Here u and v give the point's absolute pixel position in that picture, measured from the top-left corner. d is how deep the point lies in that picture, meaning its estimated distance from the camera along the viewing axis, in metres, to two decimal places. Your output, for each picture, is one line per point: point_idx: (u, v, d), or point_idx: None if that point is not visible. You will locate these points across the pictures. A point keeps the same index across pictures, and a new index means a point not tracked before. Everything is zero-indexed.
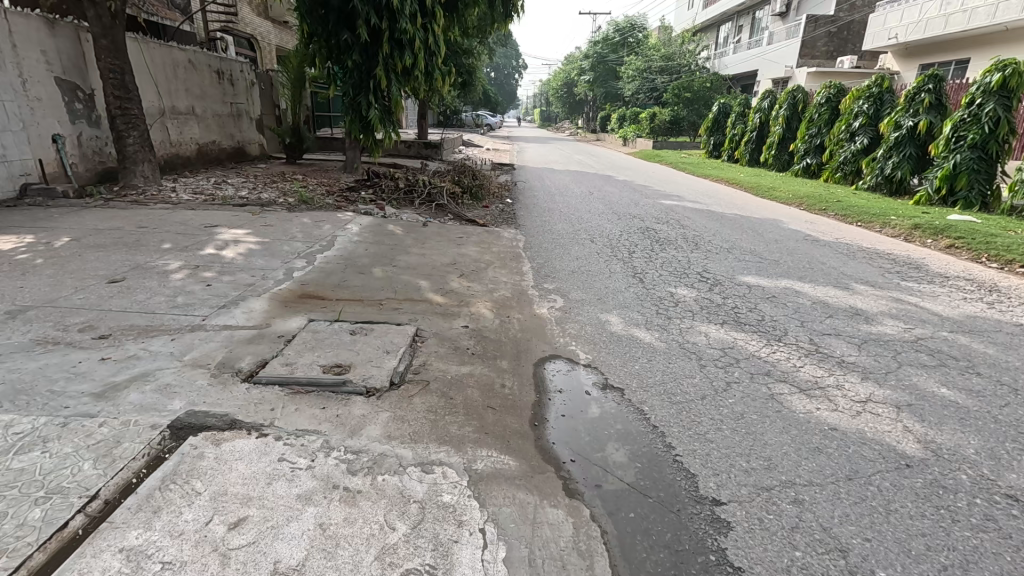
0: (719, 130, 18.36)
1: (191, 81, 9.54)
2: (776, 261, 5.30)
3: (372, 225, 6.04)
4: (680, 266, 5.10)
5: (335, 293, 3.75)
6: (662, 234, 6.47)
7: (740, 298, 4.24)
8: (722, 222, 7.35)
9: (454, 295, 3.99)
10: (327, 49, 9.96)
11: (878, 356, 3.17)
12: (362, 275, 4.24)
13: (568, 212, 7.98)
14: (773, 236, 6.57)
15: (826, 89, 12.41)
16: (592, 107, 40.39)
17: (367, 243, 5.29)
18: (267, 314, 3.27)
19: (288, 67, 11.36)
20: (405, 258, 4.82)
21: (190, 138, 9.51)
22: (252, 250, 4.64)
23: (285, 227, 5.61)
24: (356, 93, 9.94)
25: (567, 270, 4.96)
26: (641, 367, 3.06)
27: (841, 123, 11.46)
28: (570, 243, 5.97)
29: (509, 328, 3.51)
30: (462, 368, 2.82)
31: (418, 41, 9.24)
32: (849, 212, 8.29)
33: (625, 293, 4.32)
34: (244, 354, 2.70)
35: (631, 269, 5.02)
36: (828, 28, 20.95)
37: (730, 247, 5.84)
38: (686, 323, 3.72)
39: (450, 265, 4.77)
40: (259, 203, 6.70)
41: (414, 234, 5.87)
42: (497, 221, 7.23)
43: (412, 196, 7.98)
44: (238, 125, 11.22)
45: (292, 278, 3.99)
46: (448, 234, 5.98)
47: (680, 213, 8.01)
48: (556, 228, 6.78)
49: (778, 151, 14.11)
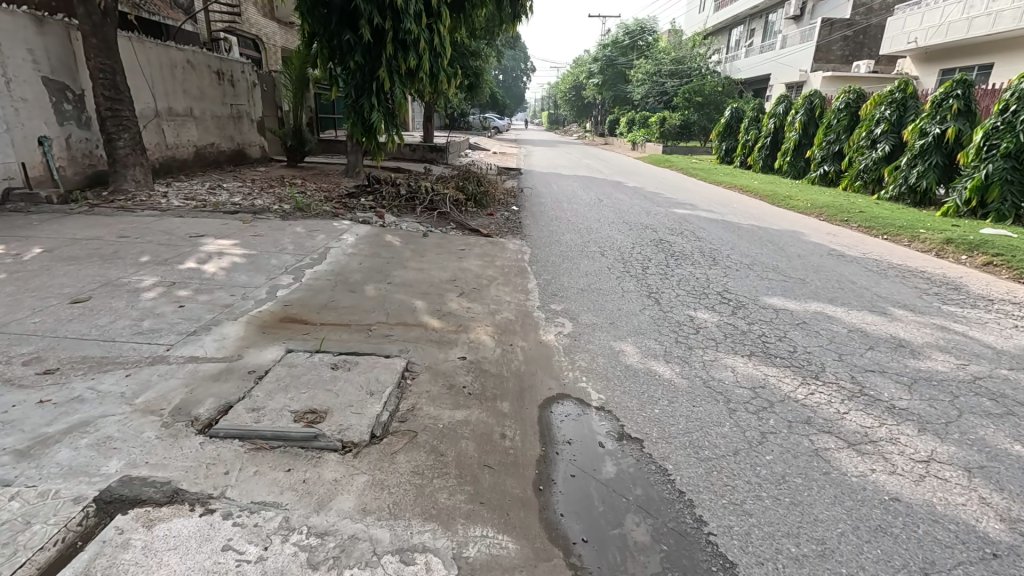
0: (731, 134, 17.91)
1: (189, 81, 9.26)
2: (803, 280, 4.89)
3: (369, 236, 5.70)
4: (699, 285, 4.71)
5: (319, 316, 3.40)
6: (677, 248, 6.08)
7: (766, 324, 3.85)
8: (739, 234, 6.95)
9: (452, 318, 3.62)
10: (328, 50, 9.66)
11: (934, 401, 2.77)
12: (352, 293, 3.89)
13: (577, 221, 7.60)
14: (796, 250, 6.15)
15: (845, 94, 11.98)
16: (601, 110, 40.00)
17: (362, 255, 4.95)
18: (241, 342, 2.92)
19: (291, 68, 11.09)
20: (401, 274, 4.46)
21: (187, 140, 9.25)
22: (236, 264, 4.30)
23: (275, 237, 5.28)
24: (359, 94, 9.57)
25: (577, 288, 4.58)
26: (662, 411, 2.67)
27: (862, 129, 11.02)
28: (579, 256, 5.60)
29: (512, 359, 3.13)
30: (456, 414, 2.45)
31: (422, 42, 8.93)
32: (873, 224, 7.86)
33: (640, 317, 3.93)
34: (204, 396, 2.34)
35: (646, 288, 4.64)
36: (844, 31, 20.47)
37: (750, 263, 5.45)
38: (711, 355, 3.33)
39: (449, 282, 4.41)
40: (251, 210, 6.38)
41: (413, 245, 5.52)
42: (502, 231, 6.86)
43: (414, 203, 7.63)
44: (238, 127, 10.96)
45: (275, 298, 3.64)
46: (449, 246, 5.62)
47: (695, 223, 7.61)
48: (564, 240, 6.41)
49: (794, 157, 13.66)
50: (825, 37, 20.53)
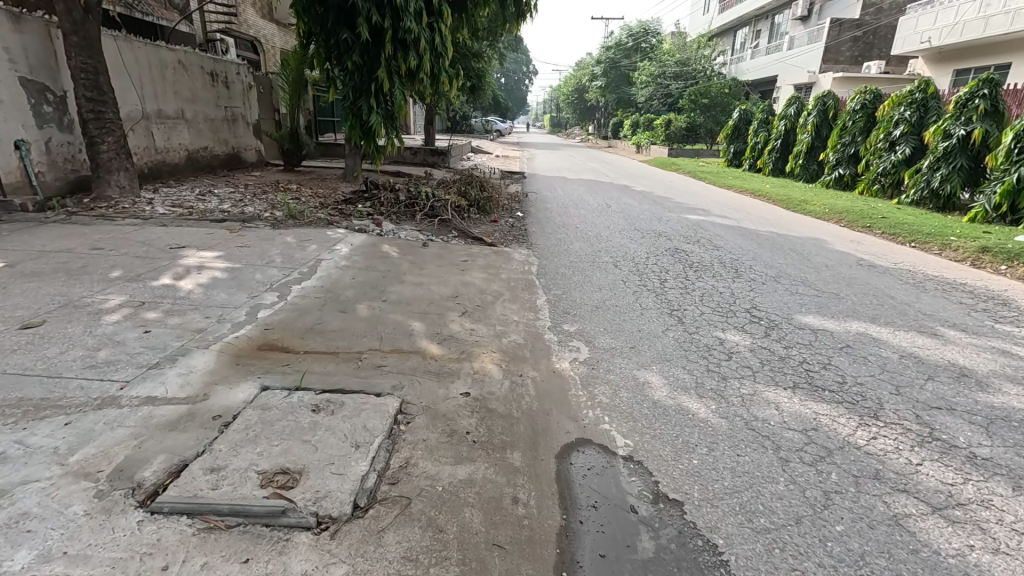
0: (739, 137, 17.49)
1: (181, 83, 8.92)
2: (837, 295, 4.47)
3: (364, 246, 5.31)
4: (723, 301, 4.30)
5: (303, 344, 2.99)
6: (695, 258, 5.67)
7: (805, 347, 3.44)
8: (760, 242, 6.55)
9: (453, 344, 3.21)
10: (325, 50, 9.30)
11: (1021, 450, 2.35)
12: (342, 314, 3.48)
13: (586, 229, 7.21)
14: (822, 260, 5.74)
15: (861, 94, 11.58)
16: (603, 112, 39.57)
17: (356, 268, 4.55)
18: (209, 378, 2.52)
19: (287, 69, 10.75)
20: (398, 290, 4.07)
21: (178, 144, 8.91)
22: (216, 280, 3.91)
23: (263, 249, 4.89)
24: (356, 96, 9.25)
25: (591, 304, 4.18)
26: (703, 462, 2.26)
27: (879, 131, 10.62)
28: (591, 268, 5.20)
29: (522, 394, 2.73)
30: (457, 471, 2.04)
31: (423, 41, 8.56)
32: (899, 230, 7.44)
33: (664, 340, 3.53)
34: (152, 453, 1.93)
35: (666, 304, 4.23)
36: (853, 32, 20.07)
37: (776, 275, 5.05)
38: (749, 386, 2.91)
39: (450, 300, 4.01)
40: (240, 217, 5.98)
41: (411, 255, 5.13)
42: (507, 239, 6.46)
43: (413, 210, 7.24)
44: (233, 130, 10.61)
45: (255, 322, 3.24)
46: (451, 257, 5.22)
47: (710, 230, 7.21)
48: (573, 249, 6.01)
49: (806, 160, 13.25)
50: (834, 38, 20.13)
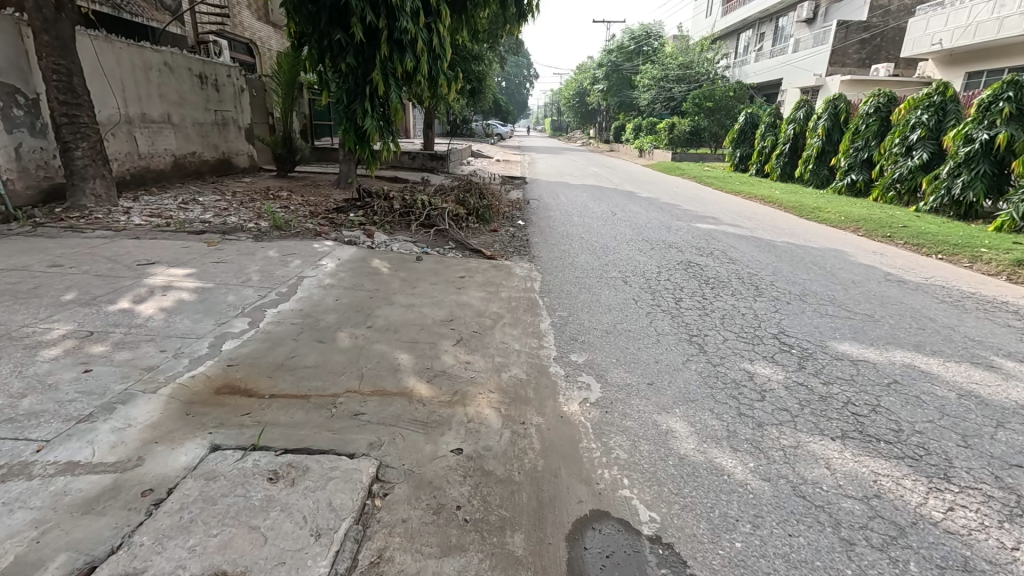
0: (745, 141, 17.09)
1: (167, 85, 8.55)
2: (873, 317, 4.04)
3: (353, 261, 4.90)
4: (746, 325, 3.89)
5: (270, 386, 2.57)
6: (711, 273, 5.25)
7: (846, 383, 3.01)
8: (778, 254, 6.13)
9: (446, 382, 2.79)
10: (318, 51, 8.89)
11: None
12: (320, 345, 3.07)
13: (592, 239, 6.80)
14: (847, 275, 5.31)
15: (874, 98, 11.20)
16: (605, 115, 39.27)
17: (342, 287, 4.14)
18: (148, 435, 2.09)
19: (280, 72, 10.37)
20: (385, 313, 3.65)
21: (164, 149, 8.53)
22: (182, 303, 3.49)
23: (241, 264, 4.48)
24: (350, 99, 8.82)
25: (601, 329, 3.76)
26: (750, 547, 1.82)
27: (894, 135, 10.22)
28: (600, 285, 4.79)
29: (524, 449, 2.31)
30: (443, 568, 1.62)
31: (420, 42, 8.18)
32: (922, 240, 7.03)
33: (686, 374, 3.11)
34: (51, 552, 1.51)
35: (685, 328, 3.81)
36: (861, 35, 19.71)
37: (800, 293, 4.62)
38: (790, 437, 2.48)
39: (444, 325, 3.59)
40: (220, 228, 5.57)
41: (404, 271, 4.72)
42: (507, 251, 6.05)
43: (408, 219, 6.83)
44: (223, 135, 10.23)
45: (218, 356, 2.82)
46: (446, 272, 4.81)
47: (723, 241, 6.79)
48: (579, 262, 5.60)
49: (816, 165, 12.85)
50: (841, 41, 19.78)
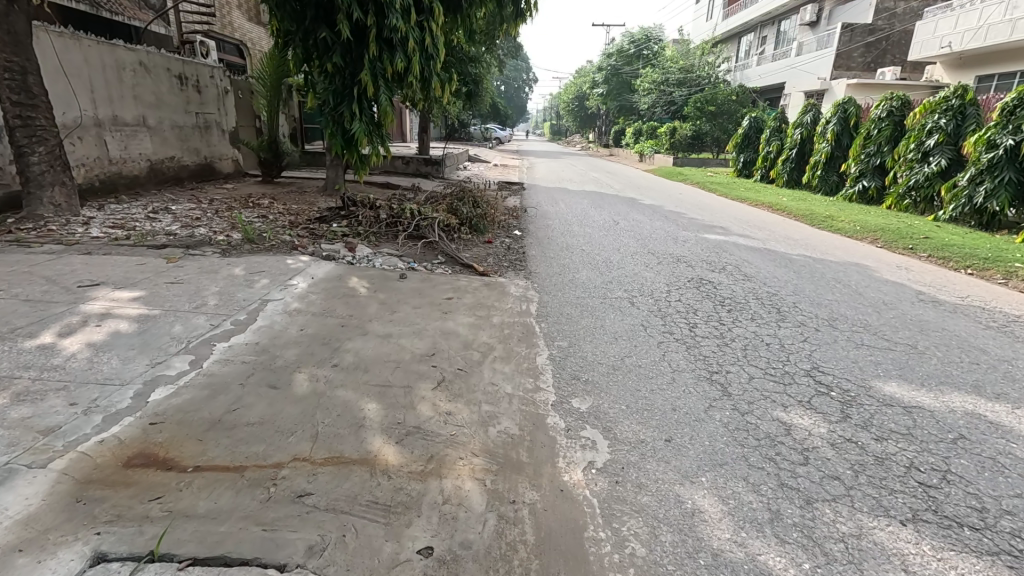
0: (749, 146, 16.63)
1: (143, 86, 8.07)
2: (918, 349, 3.53)
3: (328, 280, 4.38)
4: (772, 358, 3.40)
5: (196, 453, 2.05)
6: (726, 292, 4.76)
7: (902, 439, 2.51)
8: (796, 270, 5.64)
9: (420, 444, 2.27)
10: (304, 51, 8.40)
11: None
12: (272, 393, 2.56)
13: (593, 251, 6.31)
14: (875, 294, 4.83)
15: (887, 101, 10.76)
16: (604, 120, 38.98)
17: (312, 313, 3.63)
18: (10, 539, 1.57)
19: (264, 72, 9.88)
20: (356, 348, 3.14)
21: (139, 153, 8.04)
22: (115, 337, 2.97)
23: (199, 285, 3.97)
24: (337, 101, 8.34)
25: (608, 364, 3.26)
26: None
27: (909, 140, 9.78)
28: (604, 307, 4.29)
29: (513, 545, 1.79)
30: None
31: (411, 41, 7.69)
32: (948, 253, 6.55)
33: (711, 426, 2.60)
34: None
35: (703, 363, 3.31)
36: (866, 38, 19.32)
37: (828, 317, 4.13)
38: (851, 522, 1.97)
39: (424, 361, 3.07)
40: (185, 242, 5.06)
41: (384, 291, 4.22)
42: (502, 266, 5.54)
43: (395, 230, 6.34)
44: (206, 139, 9.73)
45: (142, 410, 2.31)
46: (432, 293, 4.30)
47: (735, 254, 6.30)
48: (580, 279, 5.10)
49: (825, 171, 12.39)
50: (846, 44, 19.40)
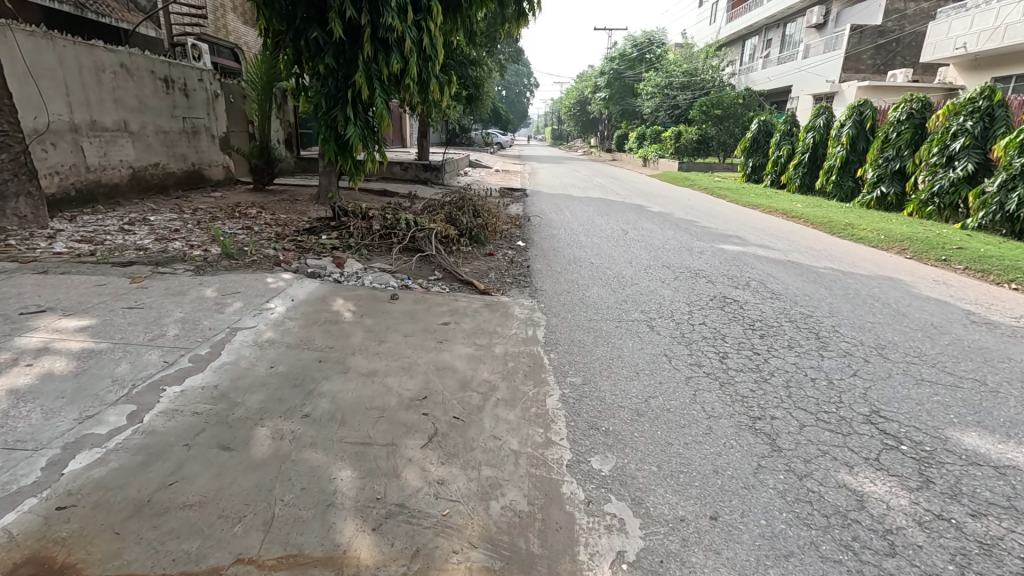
0: (758, 150, 16.16)
1: (124, 89, 7.66)
2: (990, 387, 3.03)
3: (309, 303, 3.90)
4: (822, 399, 2.90)
5: (107, 557, 1.56)
6: (754, 314, 4.28)
7: (1007, 516, 2.01)
8: (827, 286, 5.16)
9: (401, 533, 1.78)
10: (295, 52, 7.97)
11: None
12: (224, 457, 2.07)
13: (603, 265, 5.84)
14: (921, 315, 4.34)
15: (907, 103, 10.29)
16: (607, 124, 38.65)
17: (286, 345, 3.14)
18: None
19: (254, 76, 9.45)
20: (334, 392, 2.65)
21: (120, 160, 7.61)
22: (44, 380, 2.49)
23: (162, 310, 3.50)
24: (331, 105, 7.90)
25: (630, 409, 2.77)
26: None
27: (933, 143, 9.32)
28: (620, 333, 3.81)
29: None
30: None
31: (408, 40, 7.24)
32: (987, 265, 6.06)
33: (764, 496, 2.11)
34: None
35: (742, 405, 2.82)
36: (875, 40, 18.92)
37: (875, 344, 3.64)
38: None
39: (413, 409, 2.57)
40: (156, 258, 4.59)
41: (373, 315, 3.75)
42: (504, 283, 5.07)
43: (389, 243, 5.88)
44: (194, 145, 9.30)
45: (51, 489, 1.82)
46: (426, 317, 3.82)
47: (757, 268, 5.82)
48: (591, 298, 4.62)
49: (840, 176, 11.91)
50: (854, 46, 19.01)
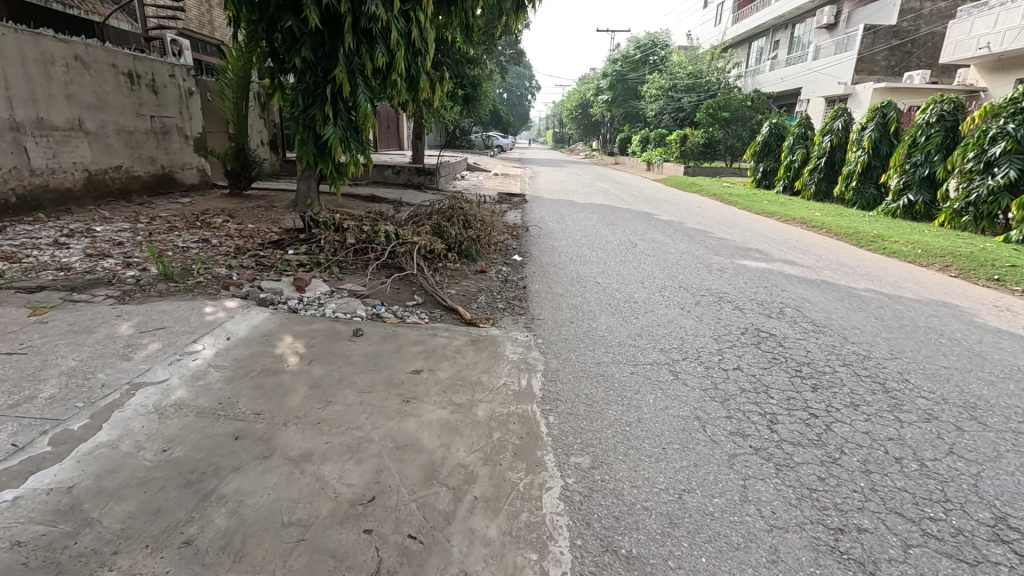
0: (769, 154, 15.44)
1: (79, 84, 6.91)
2: None
3: (247, 344, 3.11)
4: (921, 496, 2.11)
5: None
6: (799, 355, 3.50)
7: None
8: (875, 313, 4.40)
9: None
10: (269, 45, 7.23)
11: None
12: None
13: (612, 285, 5.10)
14: (1004, 356, 3.55)
15: (937, 104, 9.54)
16: (610, 127, 37.92)
17: (196, 411, 2.35)
18: None
19: (229, 71, 8.69)
20: (241, 495, 1.87)
21: (73, 162, 6.87)
22: None
23: (49, 356, 2.73)
24: (309, 102, 7.14)
25: (659, 514, 1.99)
26: None
27: (969, 147, 8.57)
28: (637, 384, 3.05)
29: None
30: None
31: (394, 32, 6.48)
32: None
33: None
34: None
35: (814, 507, 2.05)
36: (890, 40, 18.19)
37: (964, 404, 2.86)
38: None
39: (348, 527, 1.78)
40: (77, 280, 3.83)
41: (325, 361, 2.97)
42: (495, 309, 4.30)
43: (365, 259, 5.11)
44: (164, 146, 8.53)
45: None
46: (394, 362, 3.04)
47: (788, 290, 5.06)
48: (600, 331, 3.87)
49: (861, 183, 11.16)
50: (868, 46, 18.26)
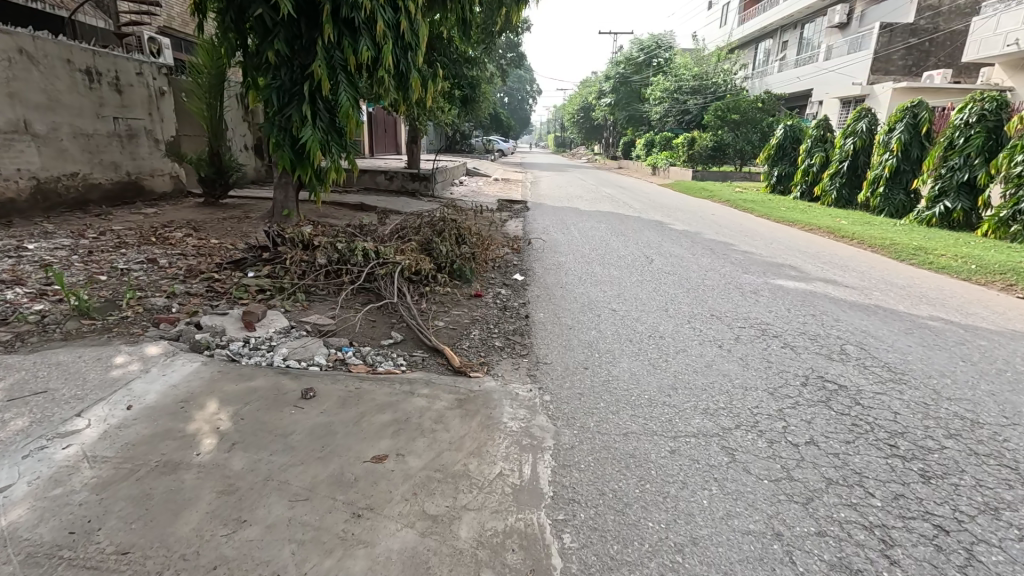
0: (784, 158, 14.63)
1: (25, 81, 6.15)
2: None
3: (152, 416, 2.30)
4: None
5: None
6: (886, 420, 2.67)
7: None
8: (957, 353, 3.58)
9: None
10: (240, 38, 6.43)
11: None
12: None
13: (630, 312, 4.29)
14: None
15: (977, 103, 8.73)
16: (612, 131, 37.19)
17: (25, 554, 1.53)
18: None
19: (201, 69, 7.91)
20: None
21: (16, 169, 6.10)
22: None
23: None
24: (285, 101, 6.32)
25: None
26: None
27: (1017, 150, 7.76)
28: (682, 472, 2.22)
29: None
30: None
31: (379, 21, 5.68)
32: None
33: None
34: None
35: None
36: (907, 39, 17.44)
37: None
38: None
39: None
40: None
41: (251, 445, 2.14)
42: (490, 349, 3.49)
43: (337, 283, 4.30)
44: (130, 150, 7.75)
45: None
46: (349, 444, 2.21)
47: (841, 319, 4.25)
48: (623, 382, 3.04)
49: (889, 188, 10.34)
50: (884, 46, 17.52)
